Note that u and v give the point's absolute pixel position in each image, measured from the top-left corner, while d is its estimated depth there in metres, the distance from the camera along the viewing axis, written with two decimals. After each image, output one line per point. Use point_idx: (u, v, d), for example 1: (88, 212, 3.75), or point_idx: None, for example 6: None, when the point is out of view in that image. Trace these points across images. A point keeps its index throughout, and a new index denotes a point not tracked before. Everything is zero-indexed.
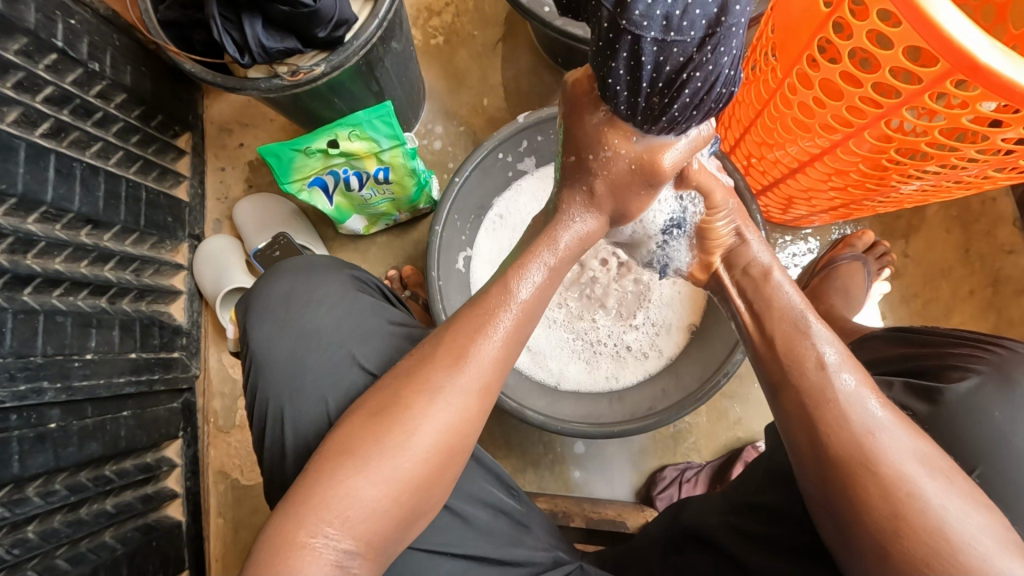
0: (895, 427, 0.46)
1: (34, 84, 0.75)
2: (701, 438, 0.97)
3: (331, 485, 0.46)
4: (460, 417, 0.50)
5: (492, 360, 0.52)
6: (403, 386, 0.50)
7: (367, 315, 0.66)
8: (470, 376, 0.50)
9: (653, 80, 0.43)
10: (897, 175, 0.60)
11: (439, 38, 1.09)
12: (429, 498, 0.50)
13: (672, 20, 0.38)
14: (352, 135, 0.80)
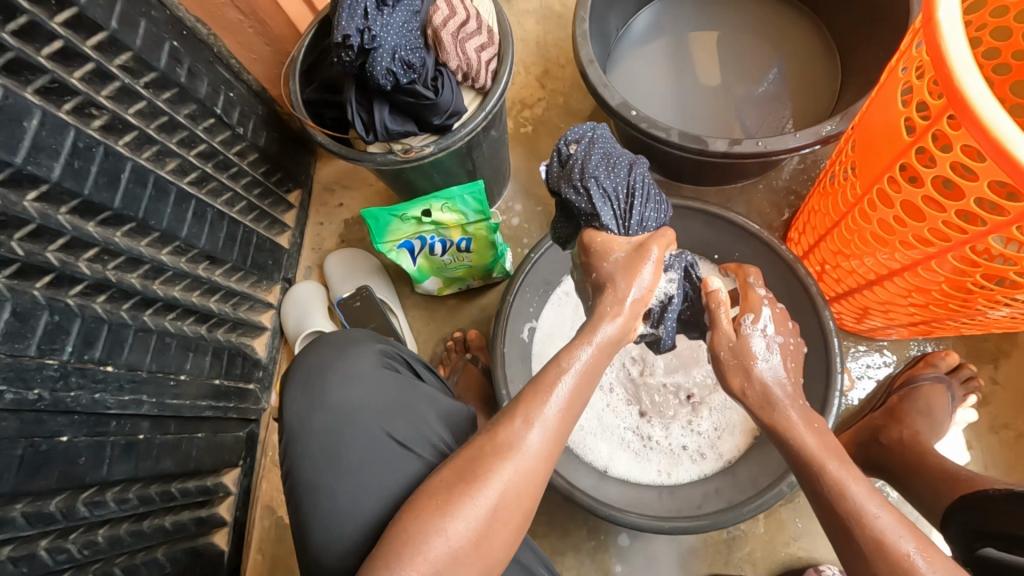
0: (890, 520, 0.51)
1: (192, 141, 0.89)
2: (756, 550, 0.90)
3: (411, 554, 0.48)
4: (531, 480, 0.52)
5: (555, 425, 0.53)
6: (476, 450, 0.52)
7: (396, 388, 0.69)
8: (536, 439, 0.52)
9: (603, 205, 0.66)
10: (984, 299, 0.59)
11: (528, 127, 1.20)
12: (498, 561, 0.51)
13: (573, 167, 0.68)
14: (444, 206, 0.89)
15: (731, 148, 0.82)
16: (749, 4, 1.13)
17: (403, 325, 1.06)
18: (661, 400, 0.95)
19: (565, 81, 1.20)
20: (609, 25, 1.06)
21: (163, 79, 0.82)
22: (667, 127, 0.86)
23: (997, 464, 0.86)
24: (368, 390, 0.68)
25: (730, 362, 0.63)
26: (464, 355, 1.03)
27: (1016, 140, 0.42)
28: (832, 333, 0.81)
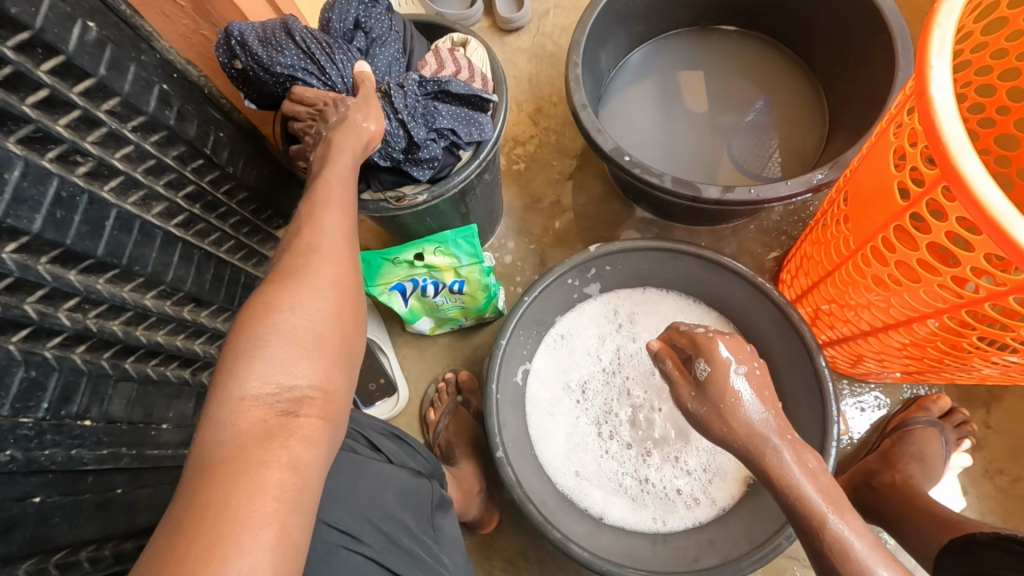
0: (871, 554, 0.47)
1: (180, 183, 0.88)
2: None
3: (248, 380, 0.45)
4: (339, 283, 0.53)
5: (339, 218, 0.57)
6: (270, 295, 0.50)
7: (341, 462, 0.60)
8: (332, 264, 0.54)
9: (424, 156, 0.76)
10: (980, 358, 0.59)
11: (520, 164, 1.20)
12: (355, 333, 0.53)
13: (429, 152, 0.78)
14: (437, 250, 0.88)
15: (723, 195, 0.83)
16: (738, 47, 1.15)
17: (394, 366, 1.04)
18: (651, 445, 0.93)
19: (557, 119, 1.21)
20: (601, 67, 1.07)
21: (152, 122, 0.81)
22: (660, 173, 0.86)
23: (993, 511, 0.86)
24: None
25: (706, 412, 0.57)
26: (455, 398, 1.01)
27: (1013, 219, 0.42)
28: (826, 379, 0.81)
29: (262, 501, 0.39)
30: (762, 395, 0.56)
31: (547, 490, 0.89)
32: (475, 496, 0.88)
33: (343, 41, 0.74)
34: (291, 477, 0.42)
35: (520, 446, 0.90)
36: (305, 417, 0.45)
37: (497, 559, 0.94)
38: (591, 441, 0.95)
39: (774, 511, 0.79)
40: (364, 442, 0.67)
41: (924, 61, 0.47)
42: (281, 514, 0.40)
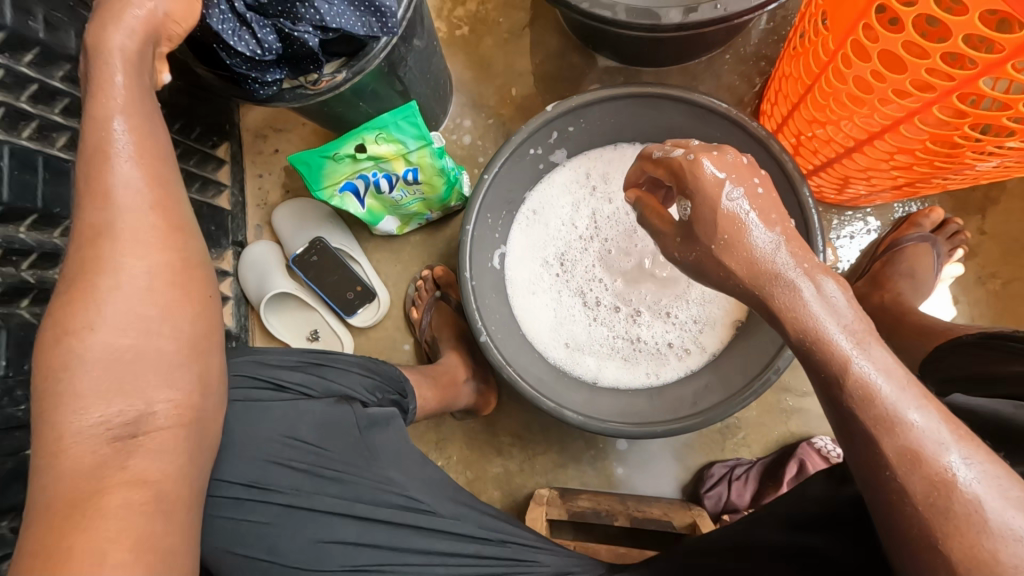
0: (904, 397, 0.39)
1: (80, 108, 0.77)
2: (750, 432, 0.92)
3: (68, 407, 0.45)
4: (155, 261, 0.49)
5: (139, 182, 0.50)
6: (76, 297, 0.47)
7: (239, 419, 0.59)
8: (141, 248, 0.49)
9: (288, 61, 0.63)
10: (974, 152, 0.54)
11: (464, 28, 1.06)
12: (195, 320, 0.51)
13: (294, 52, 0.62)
14: (378, 138, 0.79)
15: (686, 17, 0.72)
16: None
17: (369, 271, 1.01)
18: (632, 304, 0.92)
19: None
20: None
21: (16, 38, 0.67)
22: (613, 4, 0.74)
23: (982, 315, 0.85)
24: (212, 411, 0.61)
25: (696, 256, 0.48)
26: (434, 294, 0.98)
27: None
28: (811, 210, 0.75)
29: (116, 541, 0.43)
30: (768, 219, 0.45)
31: (539, 368, 0.89)
32: (465, 384, 0.89)
33: None
34: (136, 495, 0.45)
35: (506, 329, 0.89)
36: (145, 436, 0.47)
37: (502, 435, 0.98)
38: (577, 313, 0.93)
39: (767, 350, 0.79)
40: (263, 382, 0.62)
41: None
42: (139, 526, 0.44)
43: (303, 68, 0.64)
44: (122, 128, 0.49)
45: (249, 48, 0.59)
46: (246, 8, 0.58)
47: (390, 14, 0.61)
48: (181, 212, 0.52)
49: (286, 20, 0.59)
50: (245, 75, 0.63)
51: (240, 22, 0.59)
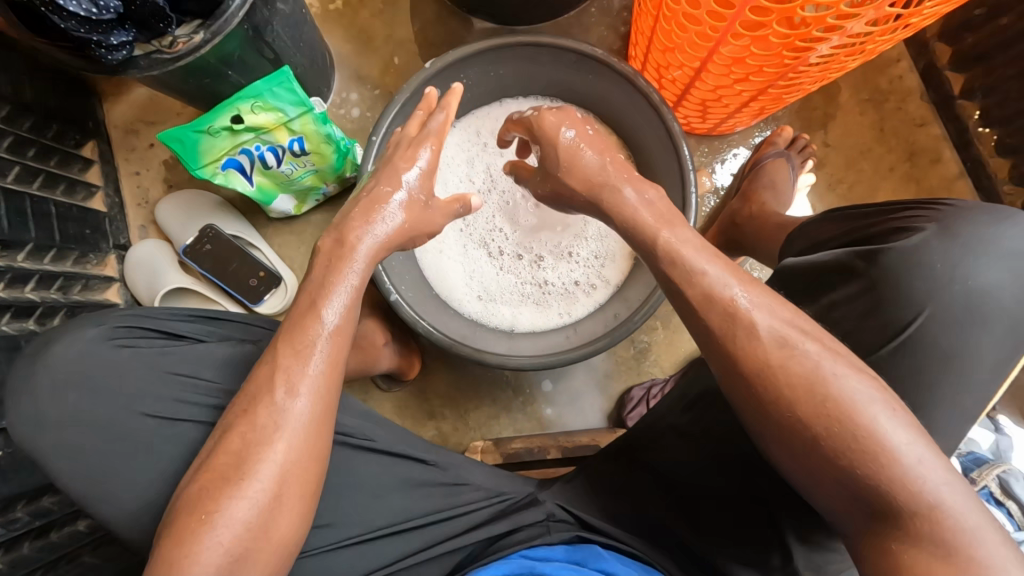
0: (913, 439, 0.45)
1: None
2: (661, 353, 0.99)
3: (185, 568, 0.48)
4: (295, 456, 0.52)
5: (308, 417, 0.53)
6: (221, 479, 0.51)
7: (142, 364, 0.63)
8: (291, 445, 0.52)
9: (132, 21, 0.61)
10: (789, 50, 0.62)
11: (337, 1, 1.05)
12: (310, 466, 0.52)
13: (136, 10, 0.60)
14: (255, 107, 0.78)
15: None
16: None
17: (271, 256, 0.97)
18: (536, 251, 0.96)
19: None
20: None
21: None
22: None
23: None
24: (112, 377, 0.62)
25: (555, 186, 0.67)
26: None
27: None
28: (677, 133, 0.82)
29: None
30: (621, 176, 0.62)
31: (455, 321, 0.90)
32: (384, 348, 0.89)
33: None
34: None
35: (417, 288, 0.90)
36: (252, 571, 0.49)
37: (432, 398, 0.99)
38: (486, 266, 0.96)
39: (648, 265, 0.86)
40: (158, 333, 0.66)
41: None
42: None
43: (151, 29, 0.62)
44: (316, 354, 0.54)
45: (83, 8, 0.57)
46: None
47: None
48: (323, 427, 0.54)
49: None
50: (85, 40, 0.59)
51: None
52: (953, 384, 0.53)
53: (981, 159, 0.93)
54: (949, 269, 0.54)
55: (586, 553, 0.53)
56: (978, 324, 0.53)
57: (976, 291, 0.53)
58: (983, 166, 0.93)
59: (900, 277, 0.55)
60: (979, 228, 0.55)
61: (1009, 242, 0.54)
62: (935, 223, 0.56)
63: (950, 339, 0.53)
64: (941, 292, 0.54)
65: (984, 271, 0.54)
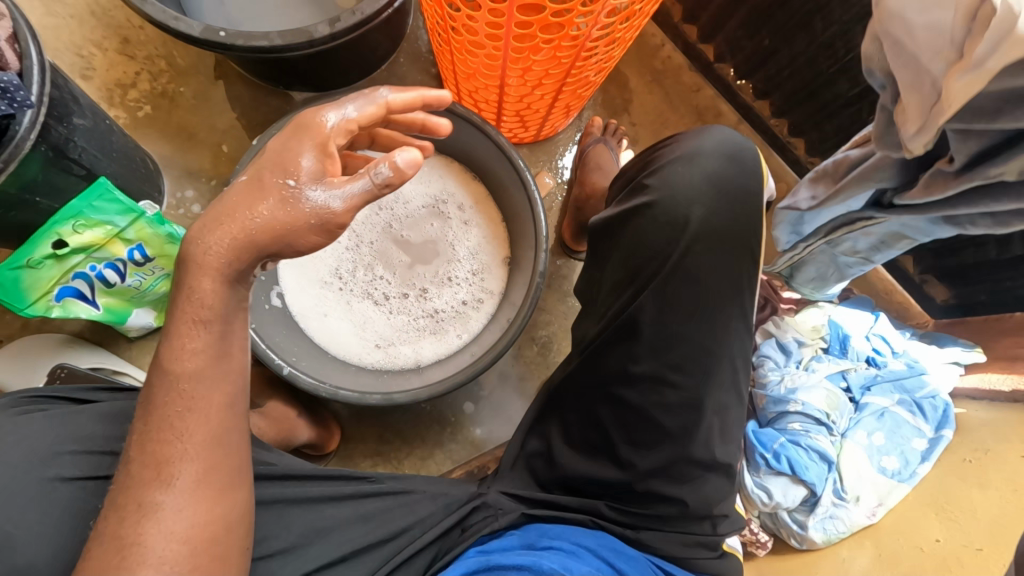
0: None
1: None
2: (563, 342, 1.05)
3: None
4: (191, 527, 0.46)
5: (197, 466, 0.47)
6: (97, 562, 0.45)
7: (46, 425, 0.59)
8: (182, 514, 0.46)
9: None
10: (564, 52, 0.72)
11: (145, 107, 1.03)
12: (223, 507, 0.48)
13: None
14: (77, 226, 0.74)
15: (334, 28, 0.83)
16: None
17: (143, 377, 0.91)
18: (408, 287, 0.99)
19: (154, 40, 1.04)
20: None
21: None
22: (265, 34, 0.83)
23: None
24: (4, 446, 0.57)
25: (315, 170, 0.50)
26: None
27: None
28: (502, 142, 0.89)
29: None
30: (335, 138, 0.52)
31: (358, 374, 0.90)
32: (297, 419, 0.88)
33: None
34: None
35: (311, 356, 0.89)
36: None
37: (361, 460, 0.97)
38: (373, 313, 0.97)
39: (528, 220, 0.92)
40: (65, 400, 0.64)
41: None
42: None
43: None
44: (189, 375, 0.48)
45: None
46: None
47: (17, 88, 0.61)
48: (235, 465, 0.50)
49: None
50: None
51: None
52: (711, 270, 0.62)
53: (749, 105, 1.13)
54: (685, 177, 0.63)
55: (533, 533, 0.58)
56: (733, 214, 0.62)
57: (712, 186, 0.62)
58: (751, 109, 1.13)
59: (666, 195, 0.63)
60: (692, 142, 0.65)
61: (715, 144, 0.65)
62: (668, 151, 0.67)
63: (709, 238, 0.61)
64: (682, 198, 0.62)
65: (705, 169, 0.63)
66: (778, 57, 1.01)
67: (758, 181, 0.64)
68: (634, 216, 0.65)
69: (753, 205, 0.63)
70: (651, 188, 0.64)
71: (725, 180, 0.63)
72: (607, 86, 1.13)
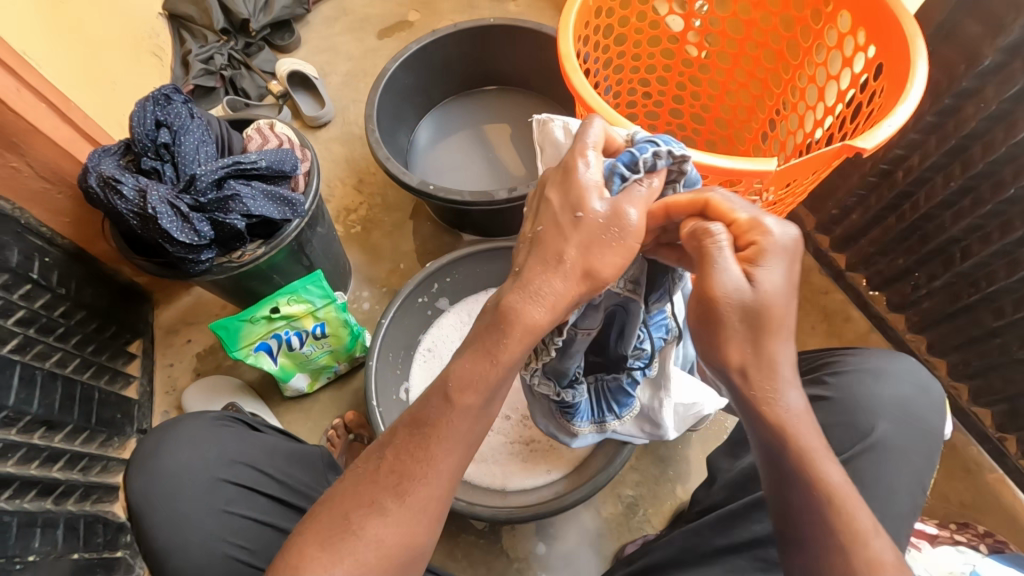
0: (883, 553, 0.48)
1: (9, 310, 0.87)
2: (649, 508, 1.02)
3: None
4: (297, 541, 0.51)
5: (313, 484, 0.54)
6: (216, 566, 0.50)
7: (231, 438, 0.77)
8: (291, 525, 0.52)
9: (217, 239, 0.82)
10: None
11: (357, 227, 1.36)
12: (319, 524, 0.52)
13: (222, 234, 0.81)
14: (290, 300, 0.97)
15: (511, 195, 1.07)
16: (497, 99, 1.45)
17: None
18: (517, 414, 1.07)
19: (380, 183, 1.40)
20: (398, 137, 1.32)
21: None
22: (460, 192, 1.10)
23: None
24: (202, 452, 0.75)
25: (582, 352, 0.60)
26: (347, 437, 1.06)
27: None
28: None
29: None
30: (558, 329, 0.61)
31: None
32: None
33: (142, 132, 0.81)
34: None
35: None
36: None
37: None
38: None
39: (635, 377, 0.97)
40: (248, 425, 0.81)
41: (560, 51, 0.71)
42: None
43: (229, 244, 0.83)
44: None
45: (188, 236, 0.77)
46: (188, 209, 0.78)
47: (300, 204, 0.85)
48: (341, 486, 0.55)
49: (220, 213, 0.80)
50: (185, 258, 0.80)
51: (181, 219, 0.77)
52: (880, 481, 0.68)
53: (881, 316, 1.14)
54: (869, 390, 0.72)
55: None
56: (909, 442, 0.70)
57: (899, 408, 0.71)
58: (884, 320, 1.13)
59: (850, 397, 0.72)
60: (880, 360, 0.75)
61: (892, 370, 0.74)
62: (853, 359, 0.76)
63: (880, 461, 0.69)
64: (862, 409, 0.72)
65: (891, 390, 0.73)
66: (915, 276, 1.03)
67: (941, 419, 0.72)
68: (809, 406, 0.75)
69: (930, 438, 0.71)
70: (830, 387, 0.75)
71: (899, 396, 0.72)
72: None
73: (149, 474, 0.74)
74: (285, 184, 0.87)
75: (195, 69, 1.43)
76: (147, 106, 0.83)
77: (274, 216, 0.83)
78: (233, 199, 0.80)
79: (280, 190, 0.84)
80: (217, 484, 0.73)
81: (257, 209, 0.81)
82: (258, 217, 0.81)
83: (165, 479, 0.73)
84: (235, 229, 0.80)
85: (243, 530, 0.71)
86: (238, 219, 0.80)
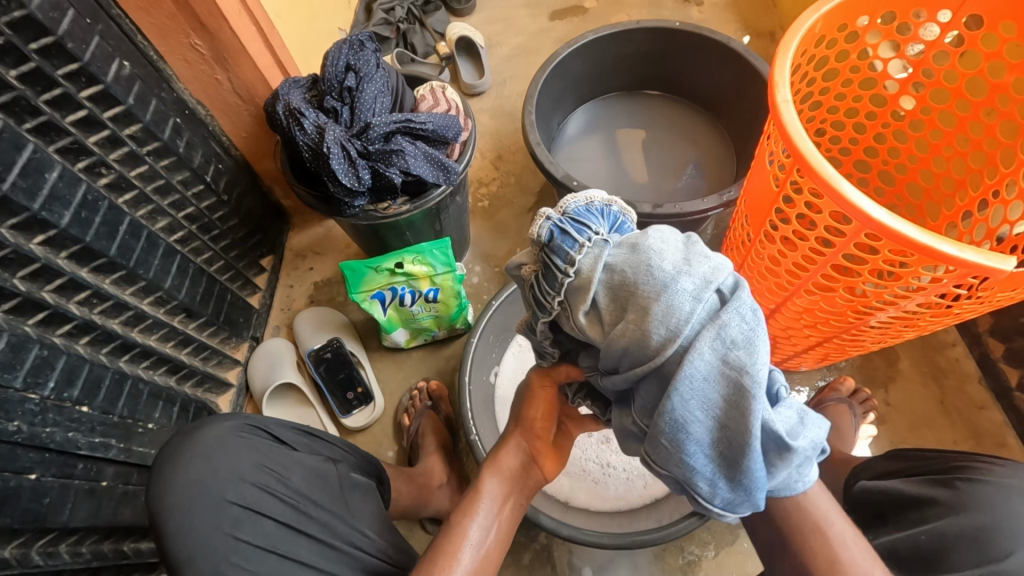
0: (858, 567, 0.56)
1: (181, 204, 0.97)
2: (710, 573, 0.97)
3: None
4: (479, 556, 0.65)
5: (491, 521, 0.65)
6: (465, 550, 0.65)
7: (247, 455, 0.71)
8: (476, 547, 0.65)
9: (372, 187, 0.85)
10: (852, 313, 0.74)
11: (484, 202, 1.37)
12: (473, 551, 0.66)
13: (378, 182, 0.84)
14: (415, 260, 1.00)
15: (654, 209, 1.02)
16: (655, 106, 1.38)
17: (372, 377, 1.13)
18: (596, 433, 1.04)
19: (517, 164, 1.40)
20: (550, 122, 1.29)
21: (165, 148, 0.92)
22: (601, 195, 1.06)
23: None
24: (211, 469, 0.69)
25: None
26: (426, 403, 1.08)
27: (859, 199, 0.57)
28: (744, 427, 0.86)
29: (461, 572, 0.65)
30: None
31: None
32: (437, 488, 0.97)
33: (334, 72, 0.85)
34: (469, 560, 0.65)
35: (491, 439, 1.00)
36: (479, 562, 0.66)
37: None
38: None
39: None
40: (269, 435, 0.75)
41: (772, 77, 0.65)
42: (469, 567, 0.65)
43: (381, 195, 0.87)
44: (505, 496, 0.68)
45: (350, 180, 0.80)
46: (356, 154, 0.81)
47: (454, 171, 0.86)
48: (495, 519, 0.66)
49: (382, 164, 0.82)
50: (340, 199, 0.84)
51: (347, 162, 0.80)
52: None
53: None
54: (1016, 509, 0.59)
55: None
56: None
57: None
58: None
59: (988, 507, 0.59)
60: None
61: None
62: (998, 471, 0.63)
63: None
64: (1003, 530, 0.58)
65: None
66: None
67: None
68: (920, 508, 0.63)
69: None
70: (956, 492, 0.62)
71: None
72: (872, 354, 1.10)
73: (161, 486, 0.69)
74: (443, 148, 0.89)
75: (377, 18, 1.49)
76: (343, 49, 0.87)
77: (428, 177, 0.85)
78: (396, 153, 0.82)
79: (439, 154, 0.86)
80: (225, 505, 0.68)
81: (415, 167, 0.83)
82: (414, 174, 0.83)
83: (173, 494, 0.68)
84: (391, 182, 0.83)
85: (245, 554, 0.66)
86: (397, 173, 0.82)
